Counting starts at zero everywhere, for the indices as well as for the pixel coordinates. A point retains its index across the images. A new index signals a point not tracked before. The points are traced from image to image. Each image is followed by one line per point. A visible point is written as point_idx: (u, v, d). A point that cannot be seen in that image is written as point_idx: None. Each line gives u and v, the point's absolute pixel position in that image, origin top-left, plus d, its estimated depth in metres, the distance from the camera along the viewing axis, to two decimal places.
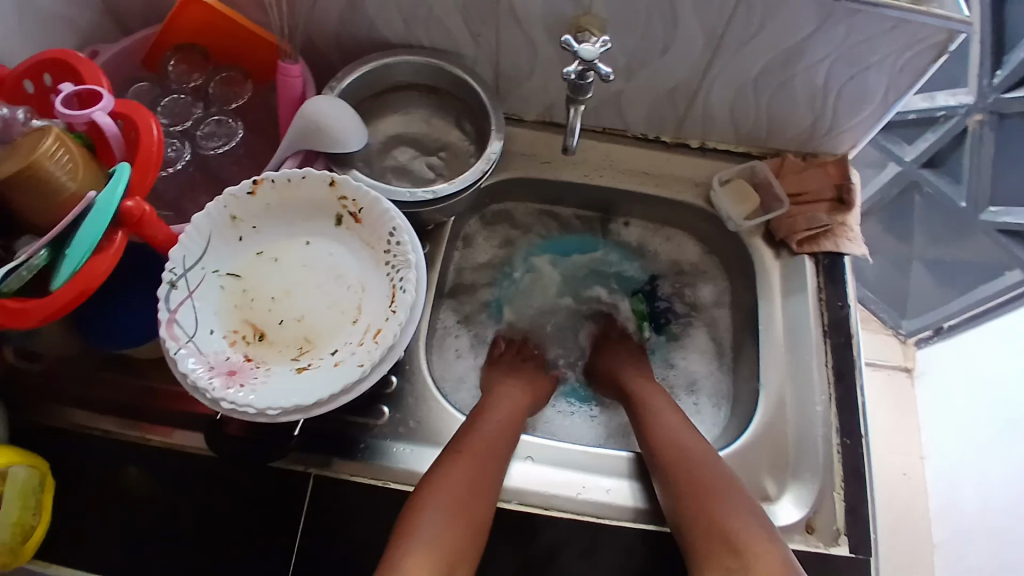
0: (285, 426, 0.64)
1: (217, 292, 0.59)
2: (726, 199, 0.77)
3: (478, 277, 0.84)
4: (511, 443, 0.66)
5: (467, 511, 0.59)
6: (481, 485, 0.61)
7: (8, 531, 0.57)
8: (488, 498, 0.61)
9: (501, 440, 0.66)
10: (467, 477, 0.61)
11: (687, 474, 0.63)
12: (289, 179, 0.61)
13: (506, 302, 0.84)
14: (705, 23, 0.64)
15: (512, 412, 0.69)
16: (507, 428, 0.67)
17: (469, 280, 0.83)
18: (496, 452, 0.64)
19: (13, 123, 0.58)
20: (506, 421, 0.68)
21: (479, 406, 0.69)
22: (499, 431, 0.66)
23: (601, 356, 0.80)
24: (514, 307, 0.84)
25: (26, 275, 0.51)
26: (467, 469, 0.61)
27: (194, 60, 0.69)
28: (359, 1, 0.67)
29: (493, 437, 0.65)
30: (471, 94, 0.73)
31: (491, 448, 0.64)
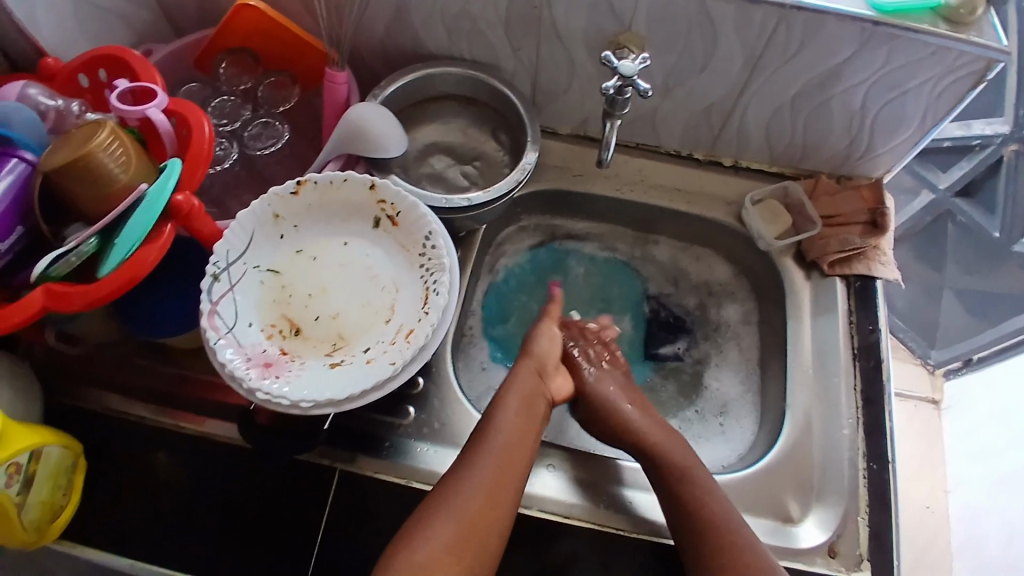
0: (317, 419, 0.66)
1: (257, 287, 0.61)
2: (757, 218, 0.77)
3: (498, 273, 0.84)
4: (527, 445, 0.64)
5: (476, 527, 0.58)
6: (490, 492, 0.59)
7: (38, 509, 0.58)
8: (506, 508, 0.59)
9: (512, 439, 0.63)
10: (474, 491, 0.59)
11: (681, 495, 0.63)
12: (330, 181, 0.63)
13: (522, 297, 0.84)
14: (744, 44, 0.65)
15: (525, 410, 0.66)
16: (520, 425, 0.64)
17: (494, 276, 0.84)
18: (511, 457, 0.62)
19: (67, 114, 0.63)
20: (522, 418, 0.65)
21: (490, 415, 0.65)
22: (509, 430, 0.64)
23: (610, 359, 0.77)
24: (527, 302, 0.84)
25: (75, 260, 0.54)
26: (468, 483, 0.60)
27: (245, 63, 0.72)
28: (406, 13, 0.69)
29: (510, 440, 0.63)
30: (509, 105, 0.75)
31: (501, 451, 0.62)
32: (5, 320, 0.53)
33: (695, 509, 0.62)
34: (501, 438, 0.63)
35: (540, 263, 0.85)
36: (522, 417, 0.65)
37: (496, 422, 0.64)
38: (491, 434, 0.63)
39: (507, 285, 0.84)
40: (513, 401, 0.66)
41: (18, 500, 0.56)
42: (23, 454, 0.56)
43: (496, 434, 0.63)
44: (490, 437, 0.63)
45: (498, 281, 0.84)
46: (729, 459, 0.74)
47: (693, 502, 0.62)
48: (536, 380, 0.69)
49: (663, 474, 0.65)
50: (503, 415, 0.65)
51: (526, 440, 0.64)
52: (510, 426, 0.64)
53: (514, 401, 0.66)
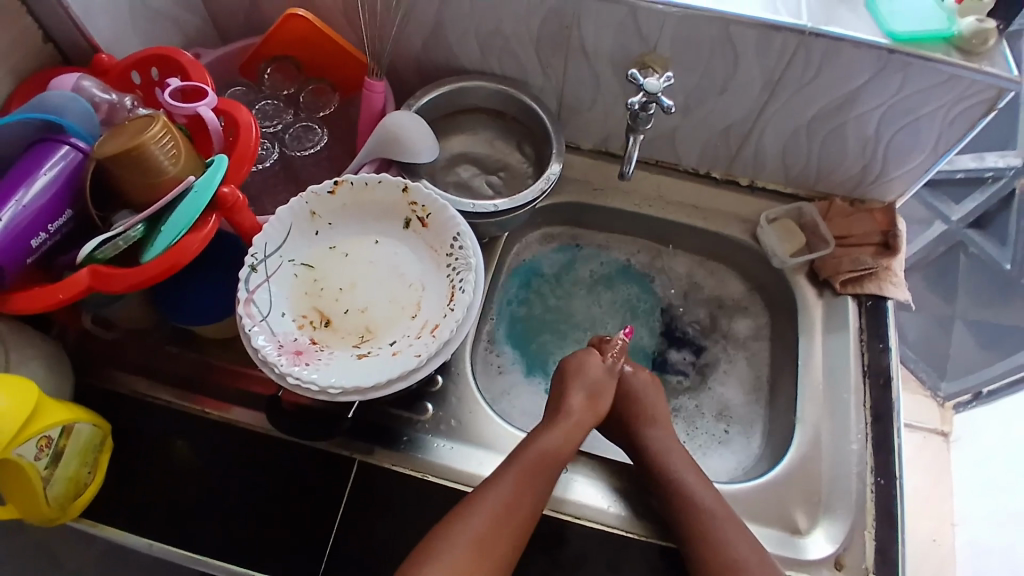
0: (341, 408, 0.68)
1: (291, 280, 0.64)
2: (773, 236, 0.79)
3: (516, 271, 0.87)
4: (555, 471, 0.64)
5: (488, 548, 0.58)
6: (508, 519, 0.60)
7: (64, 485, 0.60)
8: (522, 532, 0.60)
9: (541, 468, 0.63)
10: (494, 514, 0.59)
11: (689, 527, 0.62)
12: (366, 182, 0.67)
13: (538, 290, 0.86)
14: (763, 67, 0.68)
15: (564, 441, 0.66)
16: (552, 454, 0.65)
17: (511, 273, 0.86)
18: (537, 481, 0.62)
19: (119, 109, 0.66)
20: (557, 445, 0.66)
21: (529, 441, 0.66)
22: (540, 459, 0.64)
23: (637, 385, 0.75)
24: (543, 295, 0.86)
25: (122, 244, 0.57)
26: (489, 506, 0.60)
27: (289, 70, 0.76)
28: (443, 29, 0.73)
29: (540, 462, 0.64)
30: (534, 118, 0.78)
31: (529, 479, 0.62)
32: (53, 295, 0.56)
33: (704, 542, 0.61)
34: (530, 468, 0.63)
35: (559, 261, 0.88)
36: (558, 448, 0.65)
37: (529, 451, 0.64)
38: (525, 461, 0.63)
39: (526, 276, 0.87)
40: (559, 428, 0.67)
41: (46, 474, 0.58)
42: (55, 429, 0.58)
43: (527, 461, 0.64)
44: (523, 465, 0.63)
45: (518, 271, 0.87)
46: (738, 471, 0.75)
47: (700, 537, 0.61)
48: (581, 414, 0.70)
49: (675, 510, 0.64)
50: (537, 443, 0.65)
51: (554, 468, 0.64)
52: (543, 457, 0.64)
53: (560, 432, 0.67)
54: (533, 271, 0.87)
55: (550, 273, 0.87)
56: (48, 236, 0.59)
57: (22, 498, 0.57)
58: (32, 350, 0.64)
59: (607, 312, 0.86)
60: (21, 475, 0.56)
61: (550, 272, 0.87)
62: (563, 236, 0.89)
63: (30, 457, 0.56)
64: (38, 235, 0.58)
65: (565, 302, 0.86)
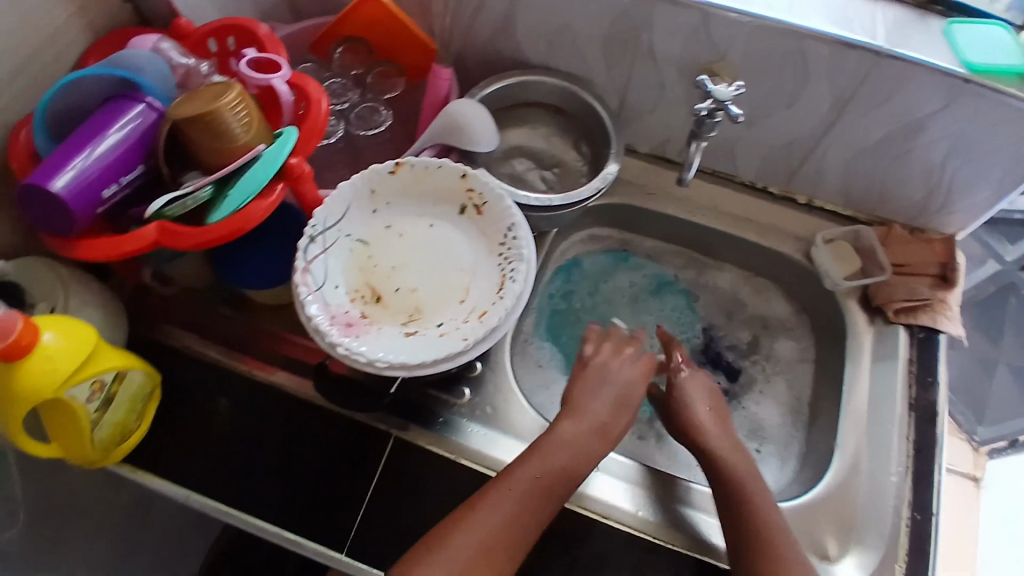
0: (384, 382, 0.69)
1: (347, 254, 0.66)
2: (827, 256, 0.78)
3: (560, 269, 0.86)
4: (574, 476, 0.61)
5: (481, 571, 0.55)
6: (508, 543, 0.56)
7: (111, 429, 0.63)
8: (518, 557, 0.56)
9: (549, 490, 0.59)
10: (495, 537, 0.56)
11: (751, 540, 0.59)
12: (426, 166, 0.68)
13: (581, 291, 0.86)
14: (834, 86, 0.67)
15: (577, 459, 0.62)
16: (562, 476, 0.61)
17: (554, 270, 0.86)
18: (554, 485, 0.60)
19: (194, 73, 0.68)
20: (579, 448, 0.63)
21: (551, 440, 0.62)
22: (550, 481, 0.60)
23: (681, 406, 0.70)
24: (585, 296, 0.86)
25: (190, 204, 0.59)
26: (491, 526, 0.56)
27: (359, 51, 0.76)
28: (512, 23, 0.74)
29: (559, 466, 0.61)
30: (595, 117, 0.78)
31: (535, 502, 0.59)
32: (120, 247, 0.58)
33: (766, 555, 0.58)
34: (538, 490, 0.59)
35: (605, 263, 0.88)
36: (569, 469, 0.61)
37: (538, 470, 0.60)
38: (533, 482, 0.59)
39: (570, 275, 0.87)
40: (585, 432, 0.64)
41: (95, 416, 0.61)
42: (109, 374, 0.61)
43: (536, 482, 0.59)
44: (531, 487, 0.59)
45: (563, 269, 0.87)
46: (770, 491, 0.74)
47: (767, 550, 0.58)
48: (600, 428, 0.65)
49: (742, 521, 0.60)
50: (548, 462, 0.61)
51: (561, 490, 0.60)
52: (553, 478, 0.60)
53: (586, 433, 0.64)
54: (577, 270, 0.87)
55: (594, 275, 0.87)
56: (119, 188, 0.60)
57: (72, 437, 0.60)
58: (90, 298, 0.66)
59: (655, 322, 0.85)
60: (73, 413, 0.59)
61: (594, 274, 0.87)
62: (612, 237, 0.88)
63: (83, 398, 0.59)
64: (110, 187, 0.59)
65: (606, 306, 0.86)
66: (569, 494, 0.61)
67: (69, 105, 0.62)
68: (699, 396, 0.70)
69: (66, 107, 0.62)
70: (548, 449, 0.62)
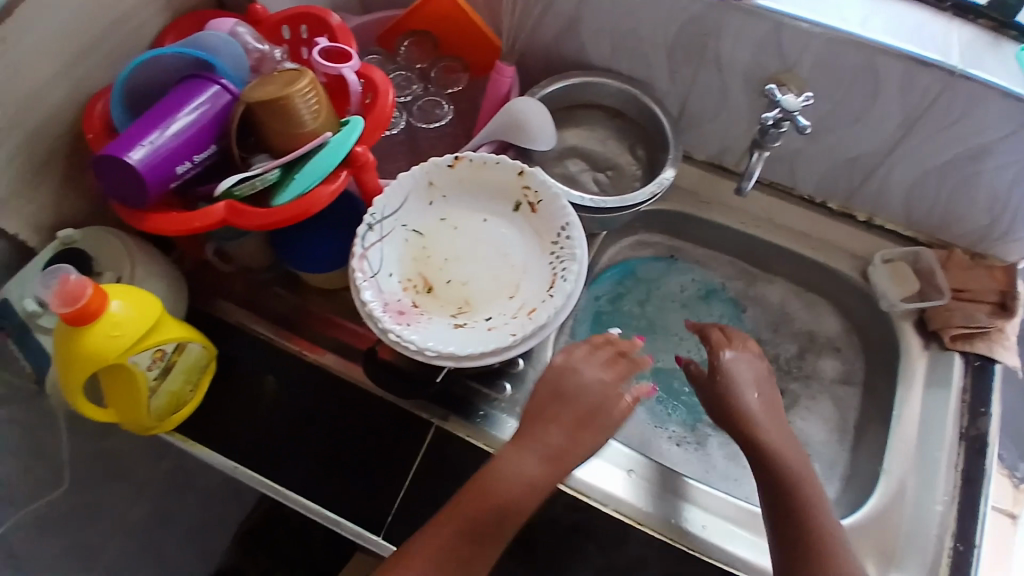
0: (429, 371, 0.71)
1: (402, 244, 0.68)
2: (884, 276, 0.77)
3: (607, 272, 0.86)
4: (516, 512, 0.56)
5: None
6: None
7: (167, 398, 0.66)
8: None
9: (497, 523, 0.55)
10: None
11: (807, 542, 0.56)
12: (484, 161, 0.69)
13: (627, 295, 0.86)
14: (904, 103, 0.66)
15: (530, 487, 0.57)
16: (510, 508, 0.56)
17: (600, 273, 0.86)
18: (493, 524, 0.55)
19: (267, 58, 0.70)
20: (524, 481, 0.57)
21: (491, 473, 0.57)
22: (497, 514, 0.55)
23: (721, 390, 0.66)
24: (630, 300, 0.86)
25: (257, 185, 0.61)
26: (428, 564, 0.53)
27: (425, 45, 0.78)
28: (577, 25, 0.74)
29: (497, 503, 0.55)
30: (654, 123, 0.77)
31: (480, 536, 0.55)
32: (189, 223, 0.59)
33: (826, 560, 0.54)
34: (484, 525, 0.55)
35: (653, 268, 0.87)
36: (519, 499, 0.56)
37: (478, 504, 0.55)
38: (474, 516, 0.55)
39: (617, 279, 0.87)
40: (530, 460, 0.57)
41: (154, 384, 0.63)
42: (170, 344, 0.63)
43: (478, 515, 0.55)
44: (472, 522, 0.55)
45: (610, 273, 0.86)
46: None
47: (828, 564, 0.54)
48: (556, 452, 0.58)
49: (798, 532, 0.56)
50: (485, 496, 0.56)
51: (503, 526, 0.55)
52: (501, 511, 0.55)
53: (534, 461, 0.58)
54: (624, 274, 0.87)
55: (641, 280, 0.87)
56: (191, 167, 0.62)
57: (130, 403, 0.63)
58: (154, 270, 0.69)
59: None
60: (134, 380, 0.61)
61: (642, 280, 0.87)
62: (665, 241, 0.88)
63: (145, 365, 0.62)
64: (183, 164, 0.61)
65: (652, 312, 0.85)
66: (510, 530, 0.56)
67: (147, 83, 0.64)
68: (747, 382, 0.66)
69: (143, 83, 0.64)
70: (486, 481, 0.56)
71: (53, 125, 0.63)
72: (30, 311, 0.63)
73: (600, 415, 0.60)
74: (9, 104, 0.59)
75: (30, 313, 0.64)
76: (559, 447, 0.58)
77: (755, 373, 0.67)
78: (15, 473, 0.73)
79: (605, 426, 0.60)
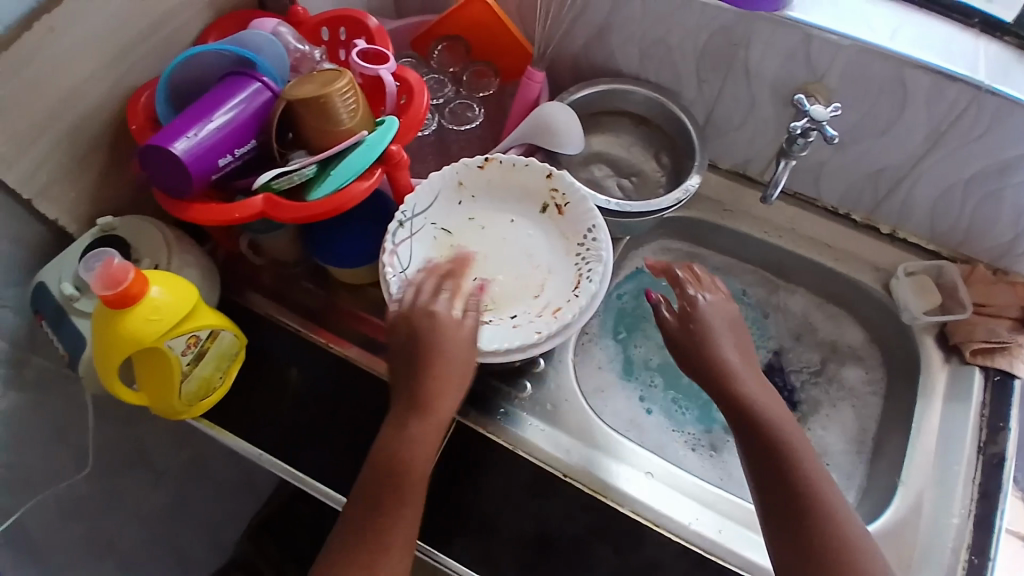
0: None
1: (431, 241, 0.70)
2: (907, 289, 0.77)
3: (627, 277, 0.88)
4: (397, 467, 0.57)
5: None
6: (387, 556, 0.56)
7: (198, 383, 0.68)
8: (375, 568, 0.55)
9: (401, 488, 0.57)
10: (352, 553, 0.56)
11: (799, 501, 0.55)
12: (514, 164, 0.71)
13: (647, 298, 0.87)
14: (931, 117, 0.66)
15: (415, 447, 0.58)
16: (398, 466, 0.57)
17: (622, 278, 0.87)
18: (386, 485, 0.57)
19: (307, 59, 0.72)
20: (397, 440, 0.58)
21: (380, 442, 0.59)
22: (392, 481, 0.57)
23: (697, 337, 0.63)
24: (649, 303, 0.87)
25: (295, 179, 0.63)
26: (358, 548, 0.56)
27: (458, 51, 0.80)
28: (608, 32, 0.76)
29: (379, 464, 0.58)
30: (681, 130, 0.79)
31: (390, 508, 0.56)
32: (228, 214, 0.61)
33: (818, 527, 0.54)
34: (388, 497, 0.57)
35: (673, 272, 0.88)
36: (404, 462, 0.57)
37: (370, 472, 0.58)
38: (371, 484, 0.57)
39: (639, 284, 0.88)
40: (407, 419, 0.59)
41: (186, 369, 0.65)
42: (204, 331, 0.65)
43: (377, 486, 0.57)
44: (378, 500, 0.57)
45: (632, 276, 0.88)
46: None
47: (816, 508, 0.54)
48: (415, 406, 0.59)
49: (785, 480, 0.56)
50: (375, 462, 0.58)
51: (400, 484, 0.57)
52: (396, 479, 0.57)
53: (406, 417, 0.59)
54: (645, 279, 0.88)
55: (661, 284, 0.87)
56: (232, 160, 0.64)
57: (163, 386, 0.64)
58: (189, 260, 0.71)
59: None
60: (170, 363, 0.63)
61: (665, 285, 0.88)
62: (688, 250, 0.89)
63: (179, 350, 0.63)
64: (224, 157, 0.63)
65: None
66: (404, 486, 0.57)
67: (191, 79, 0.66)
68: (721, 327, 0.64)
69: (187, 78, 0.66)
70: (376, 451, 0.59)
71: (100, 115, 0.65)
72: (68, 294, 0.64)
73: (437, 341, 0.60)
74: (60, 92, 0.61)
75: (67, 297, 0.64)
76: (418, 399, 0.59)
77: (727, 315, 0.65)
78: (41, 454, 0.75)
79: (448, 360, 0.59)
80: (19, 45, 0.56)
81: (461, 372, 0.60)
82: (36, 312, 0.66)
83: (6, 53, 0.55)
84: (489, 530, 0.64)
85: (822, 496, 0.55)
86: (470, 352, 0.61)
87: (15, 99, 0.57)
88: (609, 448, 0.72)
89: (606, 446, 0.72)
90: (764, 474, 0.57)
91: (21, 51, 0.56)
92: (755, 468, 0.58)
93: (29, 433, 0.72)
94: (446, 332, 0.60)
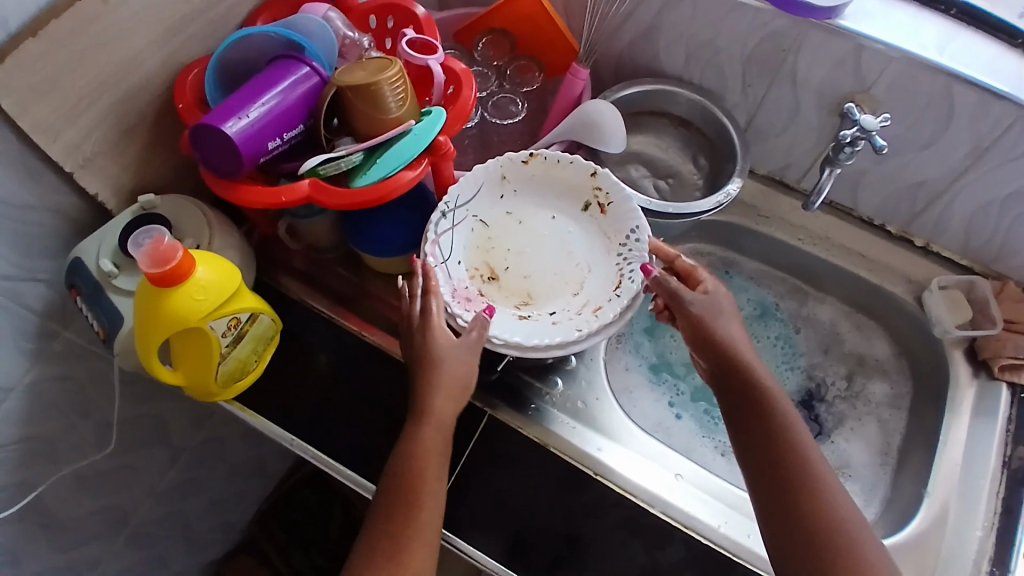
0: (491, 359, 0.74)
1: (470, 233, 0.71)
2: (940, 303, 0.78)
3: None
4: (413, 466, 0.58)
5: None
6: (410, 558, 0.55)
7: (234, 365, 0.68)
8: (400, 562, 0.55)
9: (415, 493, 0.57)
10: (381, 551, 0.55)
11: (791, 484, 0.55)
12: (558, 160, 0.72)
13: None
14: (975, 135, 0.67)
15: (428, 450, 0.58)
16: (418, 465, 0.58)
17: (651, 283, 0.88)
18: (408, 481, 0.57)
19: (354, 46, 0.72)
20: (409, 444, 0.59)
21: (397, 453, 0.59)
22: (410, 483, 0.57)
23: (702, 317, 0.63)
24: None
25: (342, 165, 0.62)
26: (374, 556, 0.55)
27: (502, 44, 0.80)
28: (656, 33, 0.76)
29: (398, 467, 0.58)
30: (722, 134, 0.79)
31: (408, 513, 0.56)
32: (276, 197, 0.61)
33: (808, 507, 0.54)
34: (400, 506, 0.57)
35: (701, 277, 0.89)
36: (411, 468, 0.58)
37: (392, 476, 0.58)
38: (393, 485, 0.58)
39: None
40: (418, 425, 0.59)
41: (225, 350, 0.66)
42: (245, 313, 0.65)
43: (400, 483, 0.57)
44: (390, 506, 0.57)
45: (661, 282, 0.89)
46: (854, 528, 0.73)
47: (806, 484, 0.55)
48: (416, 415, 0.60)
49: (772, 451, 0.57)
50: (397, 466, 0.58)
51: (420, 481, 0.57)
52: (407, 484, 0.57)
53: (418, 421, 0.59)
54: None
55: None
56: (281, 143, 0.64)
57: (200, 367, 0.64)
58: (229, 242, 0.71)
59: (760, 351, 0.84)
60: (210, 344, 0.63)
61: None
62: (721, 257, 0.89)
63: (221, 331, 0.63)
64: (274, 140, 0.63)
65: None
66: (426, 481, 0.57)
67: (241, 58, 0.66)
68: (726, 311, 0.64)
69: (236, 57, 0.66)
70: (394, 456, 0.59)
71: (148, 90, 0.65)
72: (106, 270, 0.63)
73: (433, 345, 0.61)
74: (113, 64, 0.60)
75: (106, 274, 0.63)
76: (420, 408, 0.60)
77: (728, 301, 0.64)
78: (61, 428, 0.74)
79: (445, 367, 0.60)
80: (76, 14, 0.56)
81: (460, 378, 0.60)
82: (70, 287, 0.65)
83: (61, 20, 0.55)
84: (517, 525, 0.65)
85: (812, 470, 0.56)
86: (471, 357, 0.61)
87: (67, 68, 0.57)
88: (637, 446, 0.73)
89: (631, 443, 0.73)
90: (752, 445, 0.58)
91: (75, 20, 0.56)
92: (742, 441, 0.59)
93: (56, 404, 0.71)
94: (441, 345, 0.61)
